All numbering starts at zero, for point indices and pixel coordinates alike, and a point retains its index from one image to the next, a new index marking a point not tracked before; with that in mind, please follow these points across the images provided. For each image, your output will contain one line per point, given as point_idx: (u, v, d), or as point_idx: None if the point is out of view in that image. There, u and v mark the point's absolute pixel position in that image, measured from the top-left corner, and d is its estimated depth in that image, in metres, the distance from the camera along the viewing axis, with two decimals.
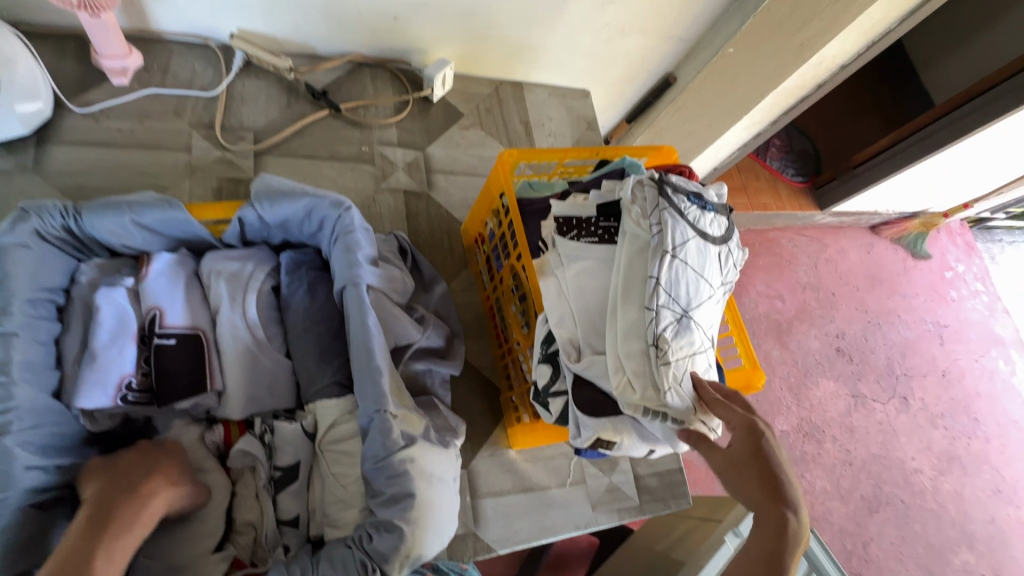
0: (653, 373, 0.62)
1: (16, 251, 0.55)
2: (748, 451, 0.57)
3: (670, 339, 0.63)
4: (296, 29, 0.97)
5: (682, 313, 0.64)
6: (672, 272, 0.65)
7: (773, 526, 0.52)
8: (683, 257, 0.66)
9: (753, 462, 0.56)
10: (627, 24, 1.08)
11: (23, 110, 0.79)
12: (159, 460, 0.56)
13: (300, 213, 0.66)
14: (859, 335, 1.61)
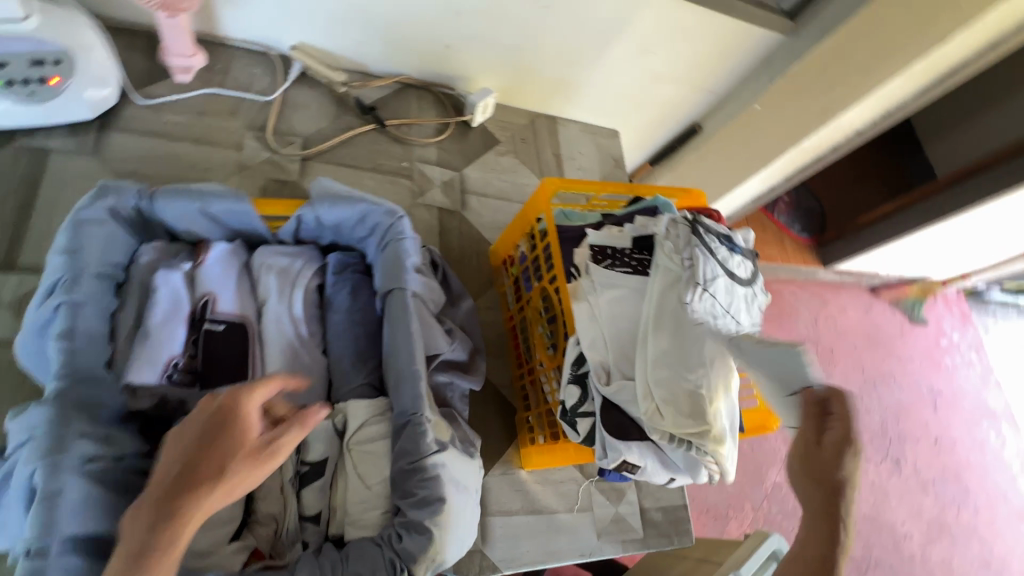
0: (684, 405, 0.65)
1: (91, 226, 0.58)
2: (836, 466, 0.58)
3: (699, 373, 0.67)
4: (354, 47, 1.02)
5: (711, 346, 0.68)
6: (704, 306, 0.69)
7: (828, 541, 0.58)
8: (714, 293, 0.70)
9: (833, 480, 0.58)
10: (663, 73, 1.14)
11: (92, 96, 0.83)
12: (217, 437, 0.44)
13: (355, 217, 0.69)
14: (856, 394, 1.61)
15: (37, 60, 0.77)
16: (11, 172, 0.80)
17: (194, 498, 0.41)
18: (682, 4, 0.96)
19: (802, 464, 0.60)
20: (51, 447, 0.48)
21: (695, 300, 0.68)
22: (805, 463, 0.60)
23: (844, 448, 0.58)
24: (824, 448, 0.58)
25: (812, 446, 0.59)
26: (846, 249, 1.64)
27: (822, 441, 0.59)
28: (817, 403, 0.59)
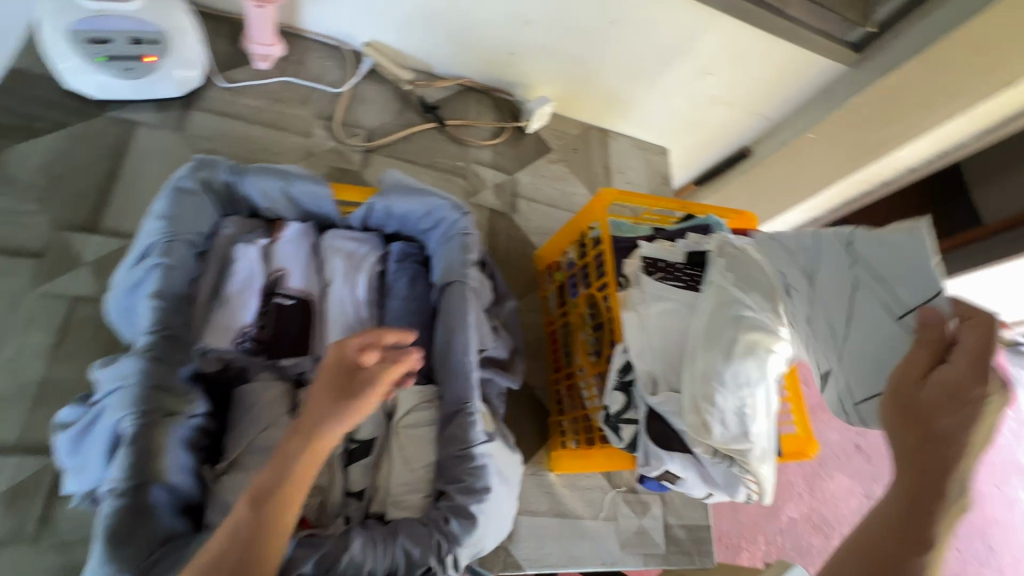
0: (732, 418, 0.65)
1: (188, 195, 0.63)
2: (948, 404, 0.45)
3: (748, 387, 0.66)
4: (423, 47, 1.05)
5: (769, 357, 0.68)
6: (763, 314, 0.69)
7: (916, 501, 0.42)
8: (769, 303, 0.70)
9: (939, 426, 0.44)
10: (720, 95, 1.15)
11: (181, 76, 0.87)
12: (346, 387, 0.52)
13: (421, 210, 0.72)
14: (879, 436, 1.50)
15: (135, 39, 0.82)
16: (101, 141, 0.84)
17: (314, 444, 0.50)
18: (748, 28, 0.97)
19: (895, 397, 0.48)
20: (141, 400, 0.52)
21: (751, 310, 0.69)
22: (896, 403, 0.48)
23: (955, 387, 0.45)
24: (928, 383, 0.47)
25: (909, 376, 0.48)
26: None
27: (932, 376, 0.47)
28: (939, 329, 0.51)
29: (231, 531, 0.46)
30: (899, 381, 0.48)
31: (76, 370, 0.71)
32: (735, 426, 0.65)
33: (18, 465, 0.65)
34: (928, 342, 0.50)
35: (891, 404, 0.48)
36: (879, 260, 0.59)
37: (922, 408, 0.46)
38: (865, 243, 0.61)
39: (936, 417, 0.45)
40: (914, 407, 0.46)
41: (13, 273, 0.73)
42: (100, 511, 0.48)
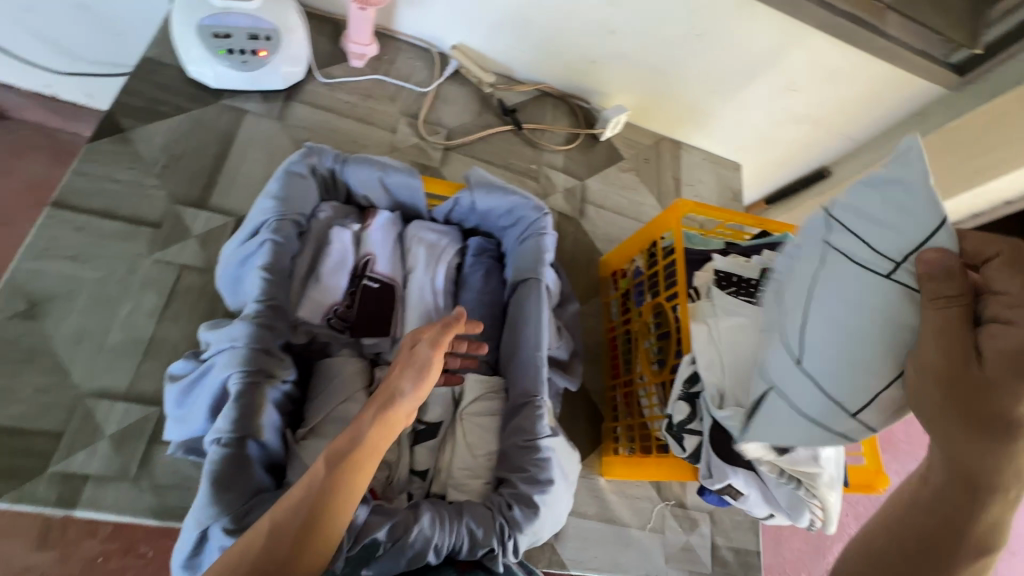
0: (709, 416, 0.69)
1: (297, 178, 0.69)
2: (1014, 379, 0.39)
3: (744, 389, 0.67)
4: (507, 51, 1.08)
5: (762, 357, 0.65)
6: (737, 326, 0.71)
7: (966, 489, 0.42)
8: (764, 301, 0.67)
9: (992, 411, 0.40)
10: (804, 113, 1.11)
11: (287, 71, 0.94)
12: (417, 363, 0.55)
13: (504, 208, 0.76)
14: None
15: (253, 36, 0.89)
16: (214, 126, 0.92)
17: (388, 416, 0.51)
18: (842, 44, 0.95)
19: (943, 389, 0.42)
20: (249, 361, 0.57)
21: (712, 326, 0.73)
22: (945, 386, 0.42)
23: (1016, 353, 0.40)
24: (987, 357, 0.41)
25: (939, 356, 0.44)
26: None
27: (981, 348, 0.42)
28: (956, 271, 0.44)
29: (304, 491, 0.46)
30: (939, 370, 0.43)
31: (179, 331, 0.78)
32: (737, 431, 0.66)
33: (125, 412, 0.73)
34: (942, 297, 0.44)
35: (936, 393, 0.43)
36: (878, 211, 0.54)
37: (965, 392, 0.41)
38: (851, 219, 0.56)
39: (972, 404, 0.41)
40: (956, 394, 0.42)
41: (133, 240, 0.82)
42: (206, 458, 0.53)
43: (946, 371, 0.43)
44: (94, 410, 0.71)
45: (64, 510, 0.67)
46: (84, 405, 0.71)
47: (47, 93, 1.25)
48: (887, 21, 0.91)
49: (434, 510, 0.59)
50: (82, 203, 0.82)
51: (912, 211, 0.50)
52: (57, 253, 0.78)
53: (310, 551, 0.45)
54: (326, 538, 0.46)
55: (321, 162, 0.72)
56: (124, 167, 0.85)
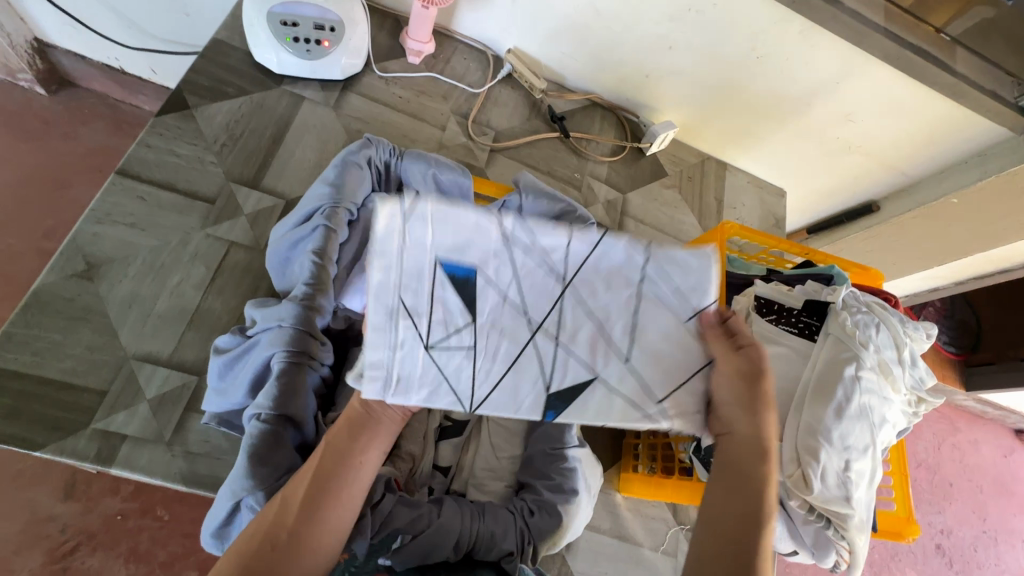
0: (382, 343, 0.45)
1: (354, 167, 0.71)
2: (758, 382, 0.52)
3: (424, 315, 0.46)
4: (561, 59, 1.09)
5: (442, 274, 0.45)
6: (437, 218, 0.44)
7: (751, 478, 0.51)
8: (466, 208, 0.45)
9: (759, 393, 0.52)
10: (857, 144, 1.09)
11: (347, 62, 0.97)
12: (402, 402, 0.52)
13: (552, 214, 0.78)
14: (967, 539, 1.50)
15: (319, 26, 0.93)
16: (273, 110, 0.95)
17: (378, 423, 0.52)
18: (902, 77, 0.93)
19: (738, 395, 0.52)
20: (294, 341, 0.59)
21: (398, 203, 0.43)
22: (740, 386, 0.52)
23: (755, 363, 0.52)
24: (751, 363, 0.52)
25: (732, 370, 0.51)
26: (998, 377, 1.48)
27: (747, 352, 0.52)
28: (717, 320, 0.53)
29: (310, 470, 0.50)
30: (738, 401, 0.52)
31: (222, 305, 0.81)
32: (383, 372, 0.47)
33: (166, 378, 0.75)
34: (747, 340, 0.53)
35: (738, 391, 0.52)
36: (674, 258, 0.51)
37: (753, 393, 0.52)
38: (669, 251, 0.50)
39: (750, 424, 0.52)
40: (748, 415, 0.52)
41: (188, 213, 0.84)
42: (245, 431, 0.55)
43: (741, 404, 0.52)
44: (137, 372, 0.74)
45: (101, 467, 0.69)
46: (129, 366, 0.74)
47: (115, 65, 1.30)
48: (956, 56, 0.93)
49: (459, 505, 0.61)
50: (143, 173, 0.85)
51: (699, 279, 0.52)
52: (117, 220, 0.81)
53: (315, 523, 0.48)
54: (330, 514, 0.49)
55: (378, 155, 0.75)
56: (185, 142, 0.88)
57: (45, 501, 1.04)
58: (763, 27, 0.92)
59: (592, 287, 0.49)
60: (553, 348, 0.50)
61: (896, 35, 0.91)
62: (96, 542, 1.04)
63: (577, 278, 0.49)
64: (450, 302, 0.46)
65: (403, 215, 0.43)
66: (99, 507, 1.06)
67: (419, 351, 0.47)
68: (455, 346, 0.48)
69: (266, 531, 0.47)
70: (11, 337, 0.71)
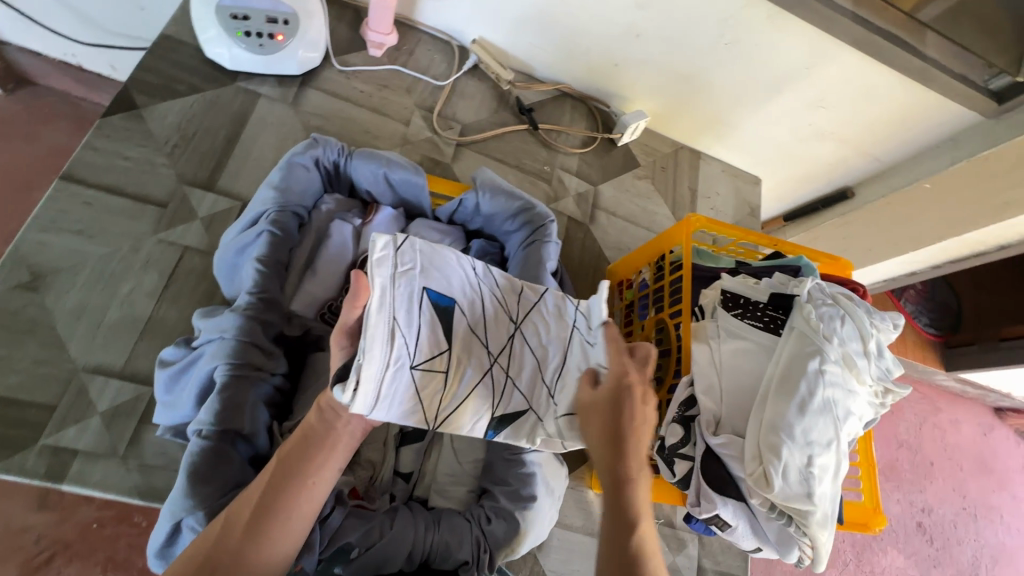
0: (379, 358, 0.50)
1: (300, 169, 0.71)
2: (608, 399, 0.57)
3: (413, 336, 0.53)
4: (528, 49, 1.06)
5: (427, 300, 0.56)
6: (426, 258, 0.57)
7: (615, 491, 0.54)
8: (451, 258, 0.60)
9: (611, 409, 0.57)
10: (829, 130, 1.07)
11: (303, 56, 0.93)
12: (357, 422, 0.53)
13: (509, 212, 0.77)
14: (946, 517, 1.52)
15: (271, 18, 0.88)
16: (227, 108, 0.92)
17: (331, 441, 0.52)
18: (872, 62, 0.92)
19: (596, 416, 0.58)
20: (235, 353, 0.58)
21: (393, 238, 0.55)
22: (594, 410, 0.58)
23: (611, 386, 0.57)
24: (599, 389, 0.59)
25: (589, 404, 0.59)
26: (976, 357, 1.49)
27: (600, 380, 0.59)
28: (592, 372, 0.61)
29: (258, 489, 0.49)
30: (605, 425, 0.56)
31: (177, 312, 0.79)
32: (373, 386, 0.50)
33: (118, 390, 0.73)
34: (617, 362, 0.59)
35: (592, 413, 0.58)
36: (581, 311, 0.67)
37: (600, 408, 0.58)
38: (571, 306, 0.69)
39: (616, 447, 0.55)
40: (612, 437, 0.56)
41: (139, 218, 0.82)
42: (187, 449, 0.54)
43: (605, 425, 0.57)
44: (89, 385, 0.72)
45: (51, 484, 0.67)
46: (80, 380, 0.72)
47: (72, 62, 1.25)
48: (926, 41, 0.90)
49: (416, 516, 0.62)
50: (90, 177, 0.82)
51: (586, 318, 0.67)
52: (64, 227, 0.78)
53: (260, 544, 0.47)
54: (276, 535, 0.47)
55: (326, 155, 0.74)
56: (135, 144, 0.85)
57: (19, 512, 0.99)
58: (732, 12, 0.89)
59: (536, 327, 0.65)
60: (507, 380, 0.61)
61: (864, 19, 0.87)
62: (72, 552, 1.00)
63: (525, 318, 0.65)
64: (430, 327, 0.55)
65: (397, 247, 0.55)
66: (74, 516, 1.02)
67: (405, 370, 0.52)
68: (432, 367, 0.55)
69: (207, 552, 0.45)
70: None
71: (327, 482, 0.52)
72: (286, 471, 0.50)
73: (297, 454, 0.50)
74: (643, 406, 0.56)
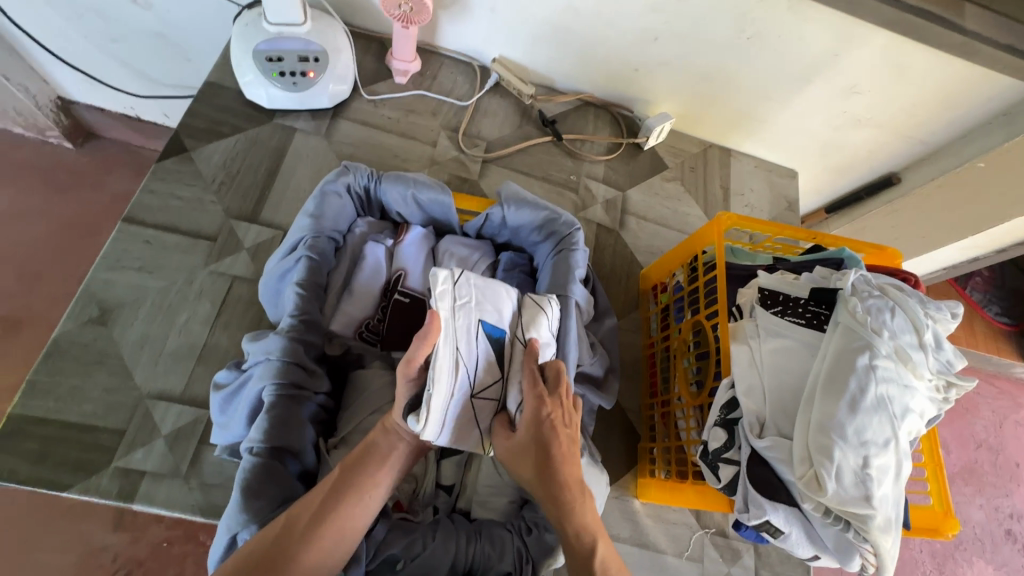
0: (445, 388, 0.54)
1: (333, 196, 0.75)
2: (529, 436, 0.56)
3: (472, 365, 0.57)
4: (548, 63, 1.08)
5: (483, 332, 0.59)
6: (481, 292, 0.61)
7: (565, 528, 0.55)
8: (503, 292, 0.63)
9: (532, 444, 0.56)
10: (866, 115, 1.03)
11: (334, 89, 0.98)
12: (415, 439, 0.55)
13: (535, 223, 0.79)
14: None
15: (303, 57, 0.93)
16: (266, 144, 0.98)
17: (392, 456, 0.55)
18: (905, 42, 0.88)
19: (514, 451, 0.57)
20: (278, 372, 0.61)
21: (452, 273, 0.59)
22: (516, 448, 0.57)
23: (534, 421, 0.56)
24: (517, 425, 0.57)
25: (513, 443, 0.57)
26: None
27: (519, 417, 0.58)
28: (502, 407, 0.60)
29: (320, 495, 0.51)
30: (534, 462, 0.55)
31: (229, 338, 0.83)
32: (439, 413, 0.54)
33: (179, 413, 0.78)
34: (533, 396, 0.57)
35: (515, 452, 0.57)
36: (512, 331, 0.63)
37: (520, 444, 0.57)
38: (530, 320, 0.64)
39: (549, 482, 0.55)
40: (548, 478, 0.55)
41: (192, 252, 0.88)
42: (241, 466, 0.56)
43: (536, 468, 0.56)
44: (153, 410, 0.77)
45: (123, 503, 0.72)
46: (144, 405, 0.77)
47: (132, 114, 1.37)
48: (966, 15, 0.84)
49: (455, 527, 0.63)
50: (148, 218, 0.89)
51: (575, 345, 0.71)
52: (126, 265, 0.85)
53: (317, 545, 0.49)
54: (328, 535, 0.50)
55: (356, 181, 0.77)
56: (185, 184, 0.92)
57: (97, 533, 1.08)
58: (748, 8, 0.88)
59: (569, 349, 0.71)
60: None
61: None
62: (145, 570, 1.07)
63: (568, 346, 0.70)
64: (486, 356, 0.59)
65: (455, 282, 0.59)
66: (146, 536, 1.09)
67: (465, 398, 0.57)
68: (486, 394, 0.59)
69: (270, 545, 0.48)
70: (34, 385, 0.76)
71: (384, 490, 0.54)
72: (349, 477, 0.53)
73: (358, 466, 0.53)
74: (568, 429, 0.57)
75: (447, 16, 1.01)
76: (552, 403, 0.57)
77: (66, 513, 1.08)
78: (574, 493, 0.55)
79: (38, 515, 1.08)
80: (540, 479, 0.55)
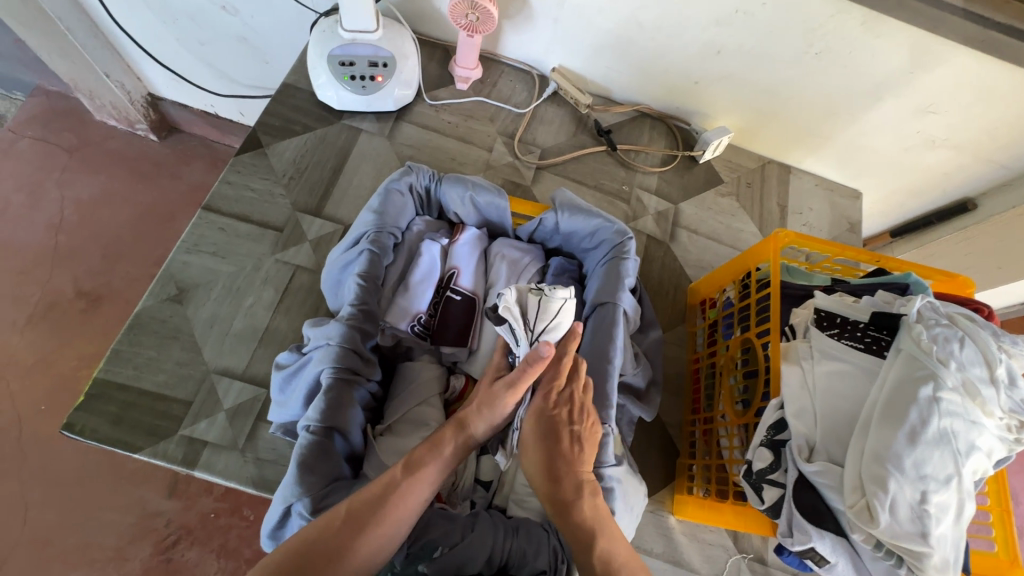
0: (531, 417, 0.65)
1: (396, 194, 0.79)
2: (535, 429, 0.61)
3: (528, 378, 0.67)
4: (607, 73, 1.09)
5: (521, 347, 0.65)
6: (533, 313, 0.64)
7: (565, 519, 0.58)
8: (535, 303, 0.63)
9: (535, 432, 0.61)
10: (940, 137, 0.98)
11: (399, 94, 1.02)
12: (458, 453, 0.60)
13: (588, 230, 0.80)
14: None
15: (372, 62, 0.98)
16: (334, 143, 1.03)
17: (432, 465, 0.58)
18: (986, 61, 0.84)
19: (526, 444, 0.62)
20: (336, 357, 0.64)
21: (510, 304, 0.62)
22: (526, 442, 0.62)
23: (539, 415, 0.62)
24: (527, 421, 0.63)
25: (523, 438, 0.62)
26: None
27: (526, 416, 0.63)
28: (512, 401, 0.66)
29: (367, 494, 0.54)
30: (541, 454, 0.60)
31: (288, 323, 0.88)
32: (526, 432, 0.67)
33: (240, 390, 0.83)
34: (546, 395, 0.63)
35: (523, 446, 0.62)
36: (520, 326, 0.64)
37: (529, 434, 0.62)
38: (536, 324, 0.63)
39: (553, 469, 0.59)
40: (547, 469, 0.59)
41: (260, 241, 0.94)
42: (296, 442, 0.60)
43: (540, 463, 0.60)
44: (216, 385, 0.83)
45: (186, 469, 0.77)
46: (210, 380, 0.83)
47: (211, 112, 1.47)
48: None
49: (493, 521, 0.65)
50: (224, 207, 0.96)
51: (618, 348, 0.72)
52: (202, 249, 0.92)
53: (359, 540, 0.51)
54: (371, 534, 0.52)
55: (419, 181, 0.81)
56: (259, 178, 0.99)
57: (153, 499, 1.16)
58: (817, 22, 0.86)
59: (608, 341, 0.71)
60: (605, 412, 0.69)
61: (978, 16, 0.81)
62: (194, 537, 1.14)
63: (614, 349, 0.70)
64: None
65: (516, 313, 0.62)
66: (197, 505, 1.16)
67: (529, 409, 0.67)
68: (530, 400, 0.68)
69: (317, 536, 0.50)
70: (117, 354, 0.83)
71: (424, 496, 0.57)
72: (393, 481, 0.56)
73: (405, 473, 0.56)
74: (572, 427, 0.62)
75: (511, 26, 1.04)
76: (559, 400, 0.63)
77: (129, 476, 1.17)
78: (571, 492, 0.58)
79: (106, 474, 1.17)
80: (547, 465, 0.59)
